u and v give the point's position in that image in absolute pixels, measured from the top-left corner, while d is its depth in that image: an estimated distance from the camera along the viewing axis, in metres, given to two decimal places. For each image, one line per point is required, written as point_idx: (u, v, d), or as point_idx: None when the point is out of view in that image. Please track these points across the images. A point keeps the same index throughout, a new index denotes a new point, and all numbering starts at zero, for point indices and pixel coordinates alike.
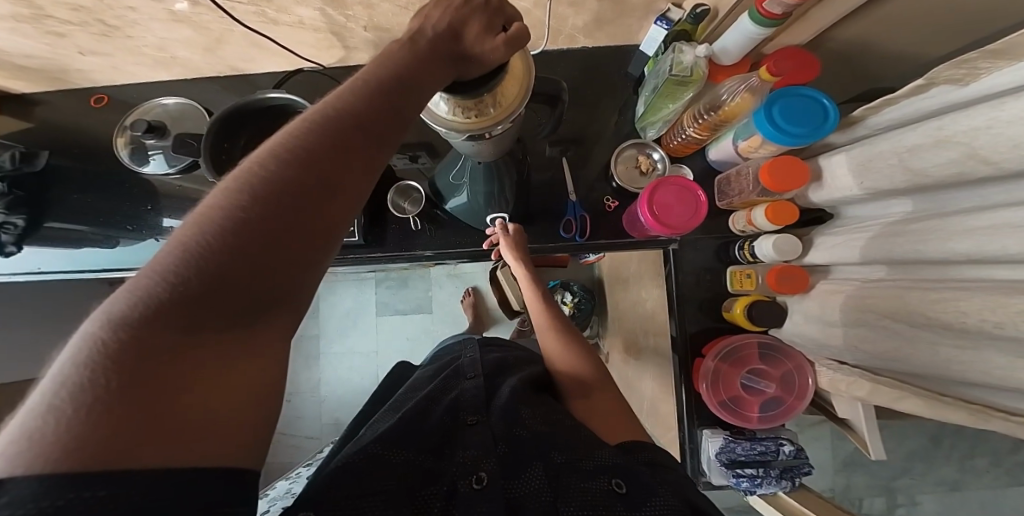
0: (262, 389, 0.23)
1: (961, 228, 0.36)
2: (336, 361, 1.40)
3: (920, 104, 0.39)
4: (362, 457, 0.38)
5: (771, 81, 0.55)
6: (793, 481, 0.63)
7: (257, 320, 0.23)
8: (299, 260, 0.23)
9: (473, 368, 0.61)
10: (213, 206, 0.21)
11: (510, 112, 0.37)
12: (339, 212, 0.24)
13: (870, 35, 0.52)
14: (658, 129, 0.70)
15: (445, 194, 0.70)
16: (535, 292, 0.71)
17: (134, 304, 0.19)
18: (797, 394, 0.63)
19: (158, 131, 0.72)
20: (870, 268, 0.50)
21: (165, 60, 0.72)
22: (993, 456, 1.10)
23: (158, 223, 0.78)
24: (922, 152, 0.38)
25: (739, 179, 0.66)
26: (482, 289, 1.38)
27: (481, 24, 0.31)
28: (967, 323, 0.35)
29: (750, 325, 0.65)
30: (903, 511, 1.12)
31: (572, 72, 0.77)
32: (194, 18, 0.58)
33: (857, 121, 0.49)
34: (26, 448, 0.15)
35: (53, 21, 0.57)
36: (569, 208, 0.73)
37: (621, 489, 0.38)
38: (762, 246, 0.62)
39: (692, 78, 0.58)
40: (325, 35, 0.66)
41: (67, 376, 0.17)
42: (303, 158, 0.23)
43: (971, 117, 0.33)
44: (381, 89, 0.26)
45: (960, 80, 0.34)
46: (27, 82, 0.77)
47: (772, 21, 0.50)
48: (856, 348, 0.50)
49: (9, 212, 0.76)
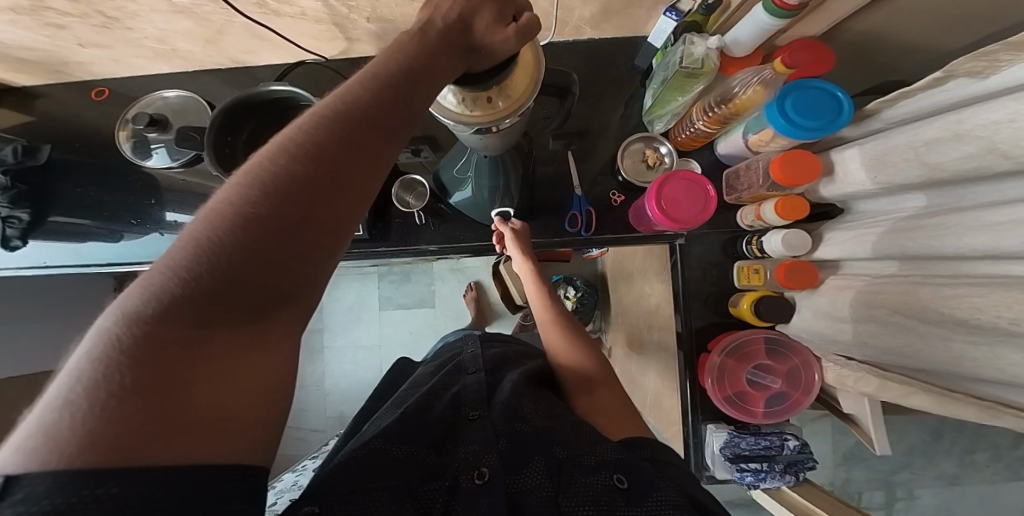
0: (272, 387, 0.22)
1: (978, 223, 0.35)
2: (339, 355, 1.41)
3: (937, 97, 0.38)
4: (365, 452, 0.38)
5: (785, 73, 0.54)
6: (796, 475, 0.64)
7: (267, 317, 0.23)
8: (310, 257, 0.23)
9: (474, 362, 0.62)
10: (224, 201, 0.21)
11: (521, 104, 0.36)
12: (347, 210, 0.24)
13: (888, 25, 0.51)
14: (666, 122, 0.69)
15: (449, 188, 0.69)
16: (538, 287, 0.70)
17: (148, 299, 0.19)
18: (803, 389, 0.64)
19: (160, 125, 0.71)
20: (881, 263, 0.50)
21: (166, 52, 0.71)
22: (993, 450, 1.10)
23: (161, 217, 0.78)
24: (939, 146, 0.37)
25: (749, 173, 0.65)
26: (484, 283, 1.39)
27: (492, 13, 0.30)
28: (981, 319, 0.35)
29: (758, 320, 0.65)
30: (902, 504, 1.13)
31: (578, 62, 0.76)
32: (195, 9, 0.56)
33: (870, 114, 0.48)
34: (44, 441, 0.16)
35: (53, 13, 0.56)
36: (575, 202, 0.72)
37: (622, 484, 0.38)
38: (772, 240, 0.61)
39: (704, 70, 0.56)
40: (327, 26, 0.64)
41: (83, 371, 0.17)
42: (314, 153, 0.22)
43: (992, 110, 0.32)
44: (394, 84, 0.26)
45: (979, 73, 0.33)
46: (27, 75, 0.76)
47: (786, 12, 0.48)
48: (866, 343, 0.50)
49: (12, 206, 0.76)
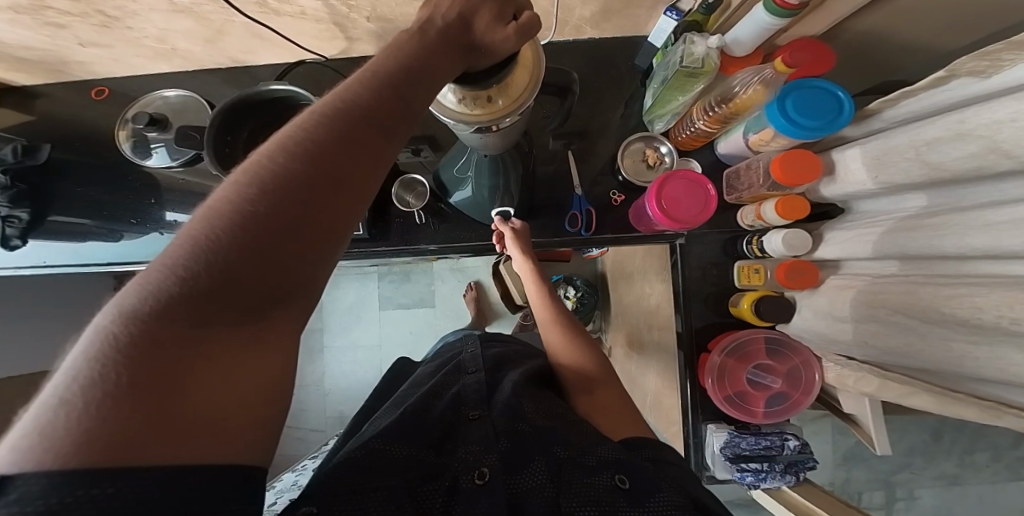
0: (271, 387, 0.22)
1: (980, 222, 0.35)
2: (339, 354, 1.41)
3: (938, 96, 0.38)
4: (364, 452, 0.38)
5: (786, 72, 0.54)
6: (797, 475, 0.64)
7: (265, 317, 0.23)
8: (309, 256, 0.22)
9: (474, 362, 0.62)
10: (222, 200, 0.21)
11: (520, 103, 0.36)
12: (346, 210, 0.24)
13: (889, 25, 0.51)
14: (666, 122, 0.69)
15: (449, 187, 0.69)
16: (538, 287, 0.70)
17: (145, 298, 0.19)
18: (803, 389, 0.63)
19: (160, 124, 0.71)
20: (882, 263, 0.50)
21: (165, 51, 0.71)
22: (993, 450, 1.10)
23: (161, 216, 0.78)
24: (941, 145, 0.37)
25: (750, 173, 0.64)
26: (484, 283, 1.38)
27: (492, 12, 0.30)
28: (982, 319, 0.34)
29: (758, 320, 0.65)
30: (902, 505, 1.13)
31: (579, 62, 0.76)
32: (195, 9, 0.56)
33: (871, 114, 0.48)
34: (40, 440, 0.16)
35: (53, 12, 0.56)
36: (575, 202, 0.72)
37: (624, 484, 0.38)
38: (773, 240, 0.61)
39: (704, 70, 0.56)
40: (327, 25, 0.64)
41: (79, 370, 0.17)
42: (313, 151, 0.22)
43: (994, 109, 0.32)
44: (393, 82, 0.25)
45: (981, 72, 0.33)
46: (26, 75, 0.75)
47: (787, 11, 0.48)
48: (866, 343, 0.50)
49: (12, 205, 0.76)
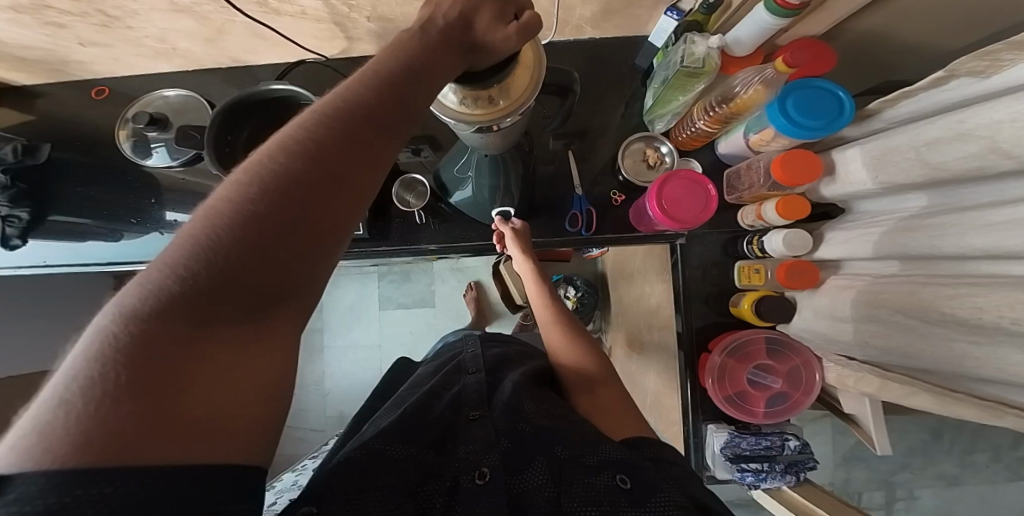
0: (271, 386, 0.22)
1: (981, 222, 0.35)
2: (339, 354, 1.41)
3: (939, 96, 0.38)
4: (363, 452, 0.38)
5: (787, 72, 0.53)
6: (797, 475, 0.64)
7: (265, 316, 0.23)
8: (309, 255, 0.22)
9: (474, 362, 0.62)
10: (223, 199, 0.21)
11: (521, 103, 0.36)
12: (346, 209, 0.23)
13: (890, 25, 0.51)
14: (667, 122, 0.69)
15: (450, 187, 0.69)
16: (538, 286, 0.70)
17: (144, 297, 0.19)
18: (804, 389, 0.63)
19: (160, 124, 0.71)
20: (882, 263, 0.50)
21: (165, 51, 0.71)
22: (993, 450, 1.10)
23: (161, 216, 0.78)
24: (941, 145, 0.37)
25: (750, 173, 0.64)
26: (484, 283, 1.38)
27: (493, 11, 0.30)
28: (983, 319, 0.34)
29: (759, 320, 0.65)
30: (902, 505, 1.13)
31: (579, 62, 0.76)
32: (196, 9, 0.56)
33: (872, 114, 0.48)
34: (39, 439, 0.16)
35: (54, 12, 0.55)
36: (576, 202, 0.72)
37: (625, 484, 0.38)
38: (773, 240, 0.61)
39: (704, 70, 0.56)
40: (327, 25, 0.64)
41: (79, 369, 0.17)
42: (313, 150, 0.22)
43: (994, 110, 0.32)
44: (394, 82, 0.25)
45: (982, 72, 0.33)
46: (26, 74, 0.75)
47: (788, 11, 0.48)
48: (867, 343, 0.50)
49: (12, 205, 0.76)
